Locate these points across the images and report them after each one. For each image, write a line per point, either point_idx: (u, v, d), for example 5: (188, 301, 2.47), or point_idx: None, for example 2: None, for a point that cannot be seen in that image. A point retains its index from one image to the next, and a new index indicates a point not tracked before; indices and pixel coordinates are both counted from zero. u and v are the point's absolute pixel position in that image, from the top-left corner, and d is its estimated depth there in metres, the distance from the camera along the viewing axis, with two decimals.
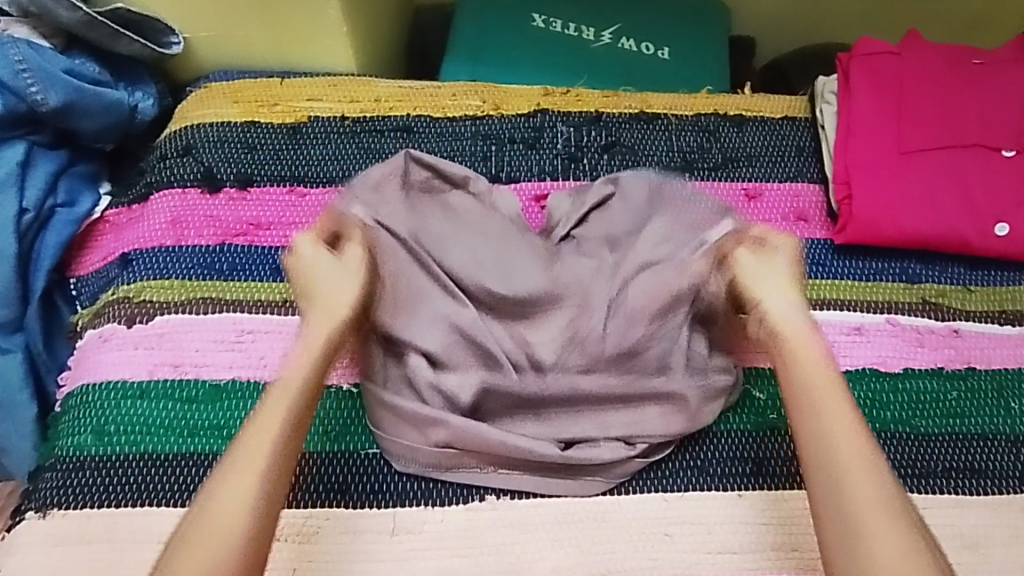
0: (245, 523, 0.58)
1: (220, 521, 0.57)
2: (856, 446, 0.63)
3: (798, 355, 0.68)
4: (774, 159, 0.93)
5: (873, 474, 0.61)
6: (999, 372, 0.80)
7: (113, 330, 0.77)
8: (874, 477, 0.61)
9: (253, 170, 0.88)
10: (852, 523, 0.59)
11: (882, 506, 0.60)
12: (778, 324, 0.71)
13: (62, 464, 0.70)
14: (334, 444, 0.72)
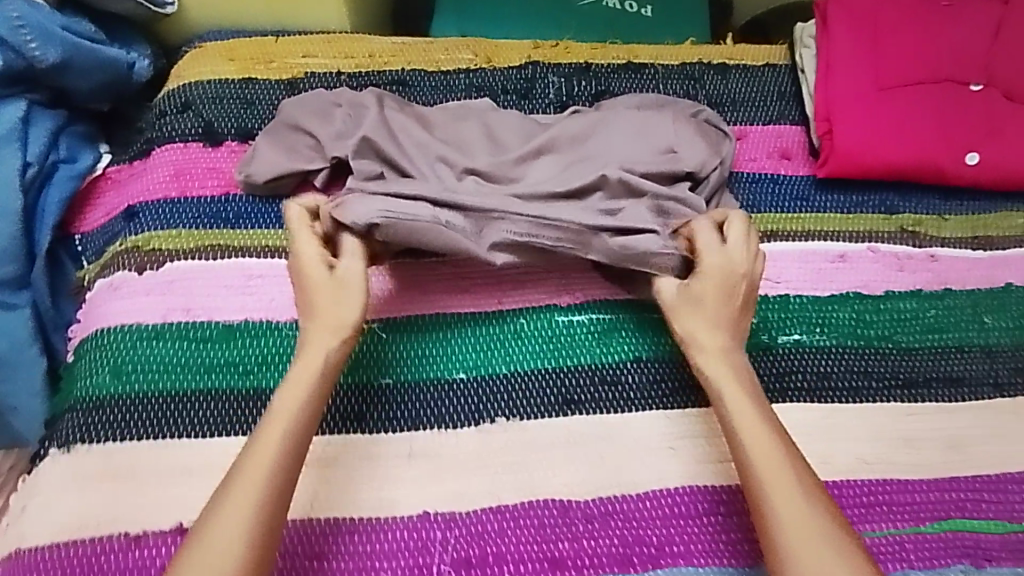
0: (257, 517, 0.58)
1: (237, 517, 0.57)
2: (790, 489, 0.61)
3: (726, 403, 0.67)
4: (757, 104, 0.97)
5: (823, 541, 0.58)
6: (974, 291, 0.85)
7: (123, 278, 0.78)
8: (822, 548, 0.57)
9: (252, 124, 0.89)
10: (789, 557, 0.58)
11: (832, 546, 0.57)
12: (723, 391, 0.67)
13: (82, 404, 0.71)
14: (349, 376, 0.75)
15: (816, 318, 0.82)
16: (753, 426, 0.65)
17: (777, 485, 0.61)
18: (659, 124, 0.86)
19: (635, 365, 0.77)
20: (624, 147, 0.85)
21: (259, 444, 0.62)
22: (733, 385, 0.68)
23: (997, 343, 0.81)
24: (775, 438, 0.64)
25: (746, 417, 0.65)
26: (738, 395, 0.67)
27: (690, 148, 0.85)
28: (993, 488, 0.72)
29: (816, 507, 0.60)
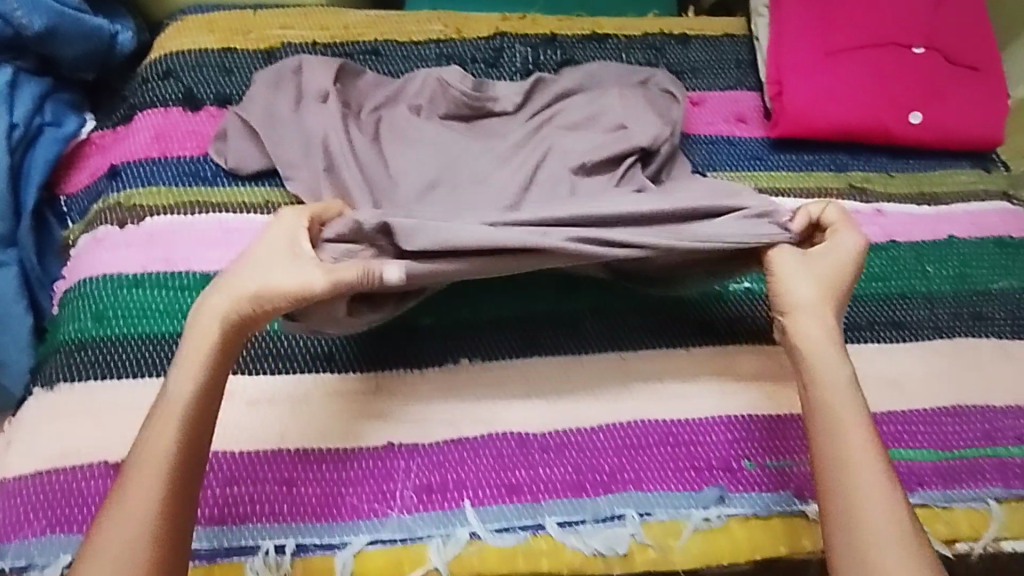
0: (161, 498, 0.57)
1: (135, 512, 0.57)
2: (864, 451, 0.62)
3: (817, 364, 0.66)
4: (715, 72, 1.02)
5: (886, 502, 0.60)
6: (918, 243, 0.89)
7: (106, 231, 0.82)
8: (885, 507, 0.60)
9: (231, 91, 0.94)
10: (851, 516, 0.60)
11: (895, 524, 0.59)
12: (806, 345, 0.67)
13: (65, 346, 0.75)
14: None
15: None
16: (835, 386, 0.65)
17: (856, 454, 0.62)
18: (609, 103, 0.91)
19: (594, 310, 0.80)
20: (578, 122, 0.90)
21: (150, 436, 0.60)
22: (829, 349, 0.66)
23: (939, 290, 0.86)
24: (855, 396, 0.65)
25: (832, 377, 0.65)
26: (832, 360, 0.66)
27: (638, 122, 0.89)
28: (929, 421, 0.76)
29: (883, 470, 0.62)
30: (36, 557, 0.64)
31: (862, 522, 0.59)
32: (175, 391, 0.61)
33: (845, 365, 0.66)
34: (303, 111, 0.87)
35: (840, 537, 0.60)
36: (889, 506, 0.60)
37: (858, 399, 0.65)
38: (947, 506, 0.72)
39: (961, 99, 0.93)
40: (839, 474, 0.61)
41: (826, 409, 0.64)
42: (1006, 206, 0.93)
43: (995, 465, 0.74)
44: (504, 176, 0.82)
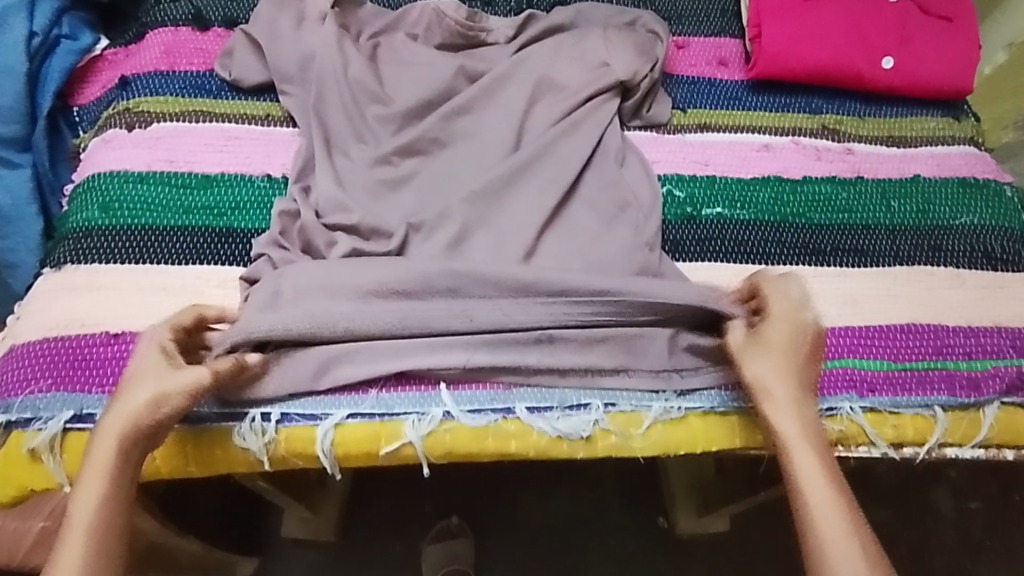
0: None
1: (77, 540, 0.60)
2: (819, 478, 0.65)
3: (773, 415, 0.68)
4: (701, 19, 1.06)
5: (845, 526, 0.63)
6: (883, 180, 0.94)
7: (115, 134, 0.87)
8: (842, 531, 0.62)
9: (238, 14, 0.98)
10: (816, 544, 0.62)
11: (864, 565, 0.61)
12: (757, 379, 0.69)
13: (72, 234, 0.80)
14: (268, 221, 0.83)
15: (736, 196, 0.91)
16: (787, 417, 0.68)
17: (820, 500, 0.64)
18: (587, 47, 0.94)
19: (573, 226, 0.84)
20: (560, 59, 0.93)
21: (79, 504, 0.61)
22: (785, 398, 0.68)
23: (901, 223, 0.90)
24: (810, 426, 0.68)
25: (778, 408, 0.68)
26: (785, 410, 0.68)
27: (621, 59, 0.93)
28: (883, 335, 0.81)
29: (839, 495, 0.64)
30: (41, 411, 0.69)
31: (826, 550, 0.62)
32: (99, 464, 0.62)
33: (803, 403, 0.68)
34: (304, 36, 0.92)
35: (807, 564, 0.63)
36: (849, 531, 0.62)
37: (816, 431, 0.68)
38: (895, 411, 0.77)
39: (932, 46, 0.97)
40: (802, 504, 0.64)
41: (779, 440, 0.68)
42: (971, 150, 0.97)
43: (943, 376, 0.78)
44: (493, 110, 0.89)
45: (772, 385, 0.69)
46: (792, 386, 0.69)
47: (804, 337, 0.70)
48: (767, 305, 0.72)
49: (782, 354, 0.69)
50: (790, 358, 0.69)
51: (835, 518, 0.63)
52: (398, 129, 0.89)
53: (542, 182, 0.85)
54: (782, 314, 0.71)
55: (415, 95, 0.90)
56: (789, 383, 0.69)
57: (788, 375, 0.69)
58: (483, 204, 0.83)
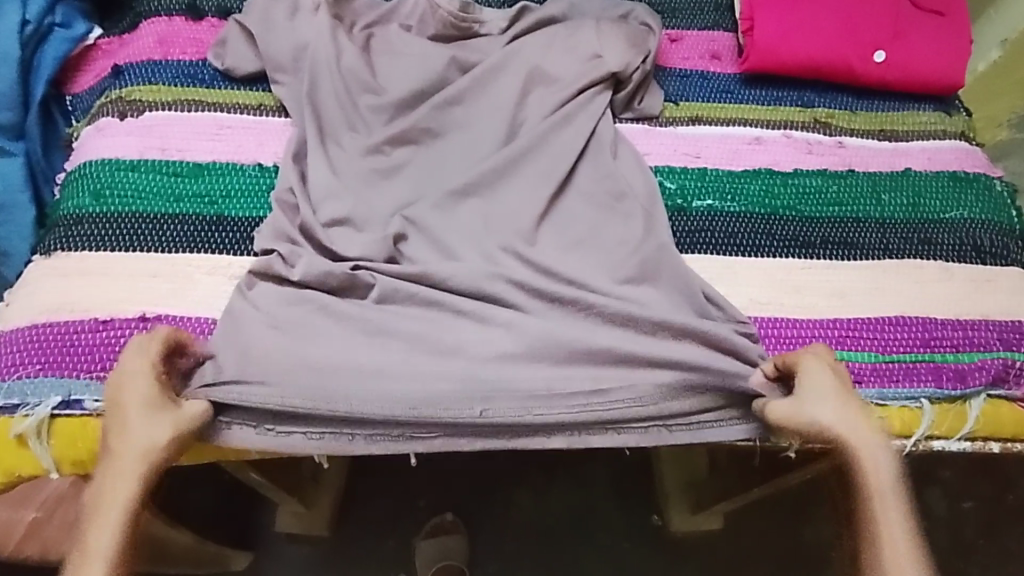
0: None
1: None
2: (897, 524, 0.66)
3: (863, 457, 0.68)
4: (695, 12, 1.06)
5: (922, 574, 0.64)
6: (874, 174, 0.94)
7: (107, 122, 0.88)
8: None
9: (232, 4, 0.99)
10: None
11: None
12: (838, 424, 0.69)
13: (64, 221, 0.80)
14: (259, 210, 0.83)
15: (727, 188, 0.91)
16: (875, 460, 0.68)
17: (897, 545, 0.65)
18: (580, 39, 0.93)
19: (564, 218, 0.84)
20: (553, 50, 0.93)
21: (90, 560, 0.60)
22: (873, 440, 0.69)
23: (891, 216, 0.90)
24: (893, 469, 0.68)
25: (867, 451, 0.68)
26: (875, 452, 0.68)
27: (613, 51, 0.93)
28: (871, 327, 0.81)
29: (913, 541, 0.66)
30: (29, 395, 0.69)
31: None
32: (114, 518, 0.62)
33: (888, 448, 0.69)
34: (296, 25, 0.92)
35: None
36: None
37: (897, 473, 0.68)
38: (882, 403, 0.77)
39: (924, 41, 0.97)
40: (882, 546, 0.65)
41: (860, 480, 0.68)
42: (962, 145, 0.97)
43: (930, 369, 0.78)
44: (485, 101, 0.90)
45: (852, 428, 0.69)
46: (873, 429, 0.69)
47: (842, 378, 0.71)
48: (800, 363, 0.71)
49: (846, 403, 0.69)
50: (860, 412, 0.69)
51: (910, 563, 0.65)
52: (389, 120, 0.89)
53: (533, 174, 0.85)
54: (818, 388, 0.70)
55: (407, 85, 0.90)
56: (873, 429, 0.69)
57: (869, 422, 0.69)
58: (473, 196, 0.83)
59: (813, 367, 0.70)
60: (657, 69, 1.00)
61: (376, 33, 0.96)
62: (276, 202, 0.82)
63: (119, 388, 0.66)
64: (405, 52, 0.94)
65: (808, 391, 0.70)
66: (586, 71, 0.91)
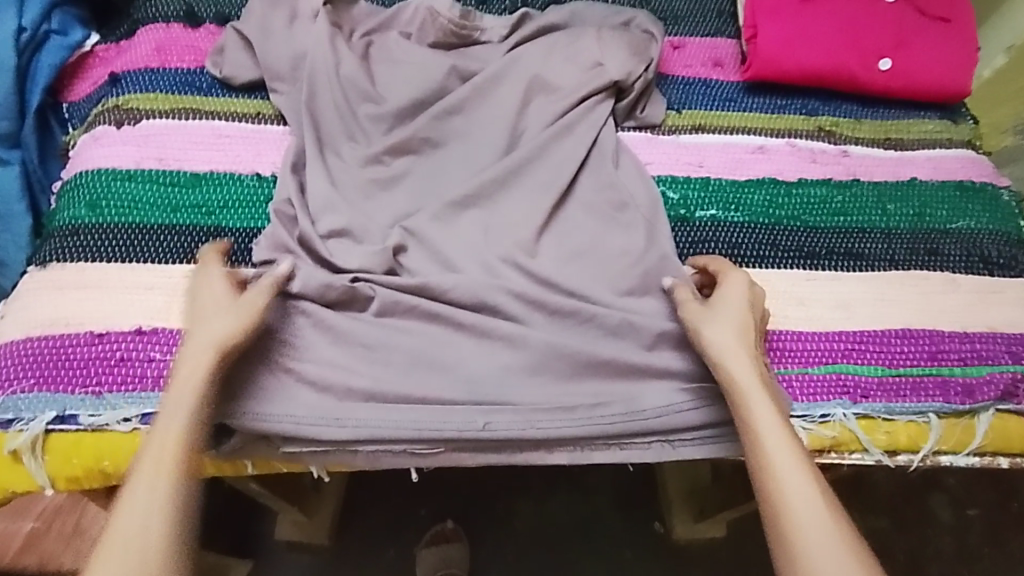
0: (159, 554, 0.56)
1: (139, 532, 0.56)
2: (776, 434, 0.64)
3: (743, 390, 0.67)
4: (697, 20, 1.05)
5: (809, 484, 0.61)
6: (879, 183, 0.93)
7: (104, 130, 0.87)
8: (805, 487, 0.61)
9: (231, 11, 0.98)
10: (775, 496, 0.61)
11: (827, 521, 0.59)
12: (719, 341, 0.70)
13: (59, 231, 0.79)
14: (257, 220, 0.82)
15: (731, 198, 0.90)
16: (743, 371, 0.68)
17: (779, 452, 0.63)
18: (582, 47, 0.93)
19: (564, 229, 0.83)
20: (554, 58, 0.92)
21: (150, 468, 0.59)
22: (747, 372, 0.67)
23: (897, 227, 0.89)
24: (763, 382, 0.67)
25: (739, 362, 0.68)
26: (755, 386, 0.67)
27: (615, 59, 0.92)
28: (878, 340, 0.80)
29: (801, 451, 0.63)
30: (23, 411, 0.68)
31: (790, 502, 0.60)
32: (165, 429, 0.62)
33: (759, 365, 0.69)
34: (295, 35, 0.92)
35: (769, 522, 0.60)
36: (811, 487, 0.61)
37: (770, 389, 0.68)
38: (889, 418, 0.76)
39: (929, 48, 0.96)
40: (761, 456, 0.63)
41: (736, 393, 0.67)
42: (968, 154, 0.96)
43: (938, 383, 0.77)
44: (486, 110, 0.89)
45: (725, 343, 0.69)
46: (751, 353, 0.69)
47: (756, 298, 0.74)
48: (724, 276, 0.76)
49: (740, 319, 0.71)
50: (750, 328, 0.71)
51: (795, 468, 0.62)
52: (389, 129, 0.88)
53: (534, 185, 0.84)
54: (729, 300, 0.73)
55: (407, 93, 0.89)
56: (744, 347, 0.69)
57: (749, 340, 0.70)
58: (474, 206, 0.82)
59: (731, 279, 0.75)
60: (659, 77, 0.99)
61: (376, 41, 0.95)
62: (276, 214, 0.81)
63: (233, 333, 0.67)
64: (405, 60, 0.93)
65: (721, 303, 0.73)
66: (588, 79, 0.90)
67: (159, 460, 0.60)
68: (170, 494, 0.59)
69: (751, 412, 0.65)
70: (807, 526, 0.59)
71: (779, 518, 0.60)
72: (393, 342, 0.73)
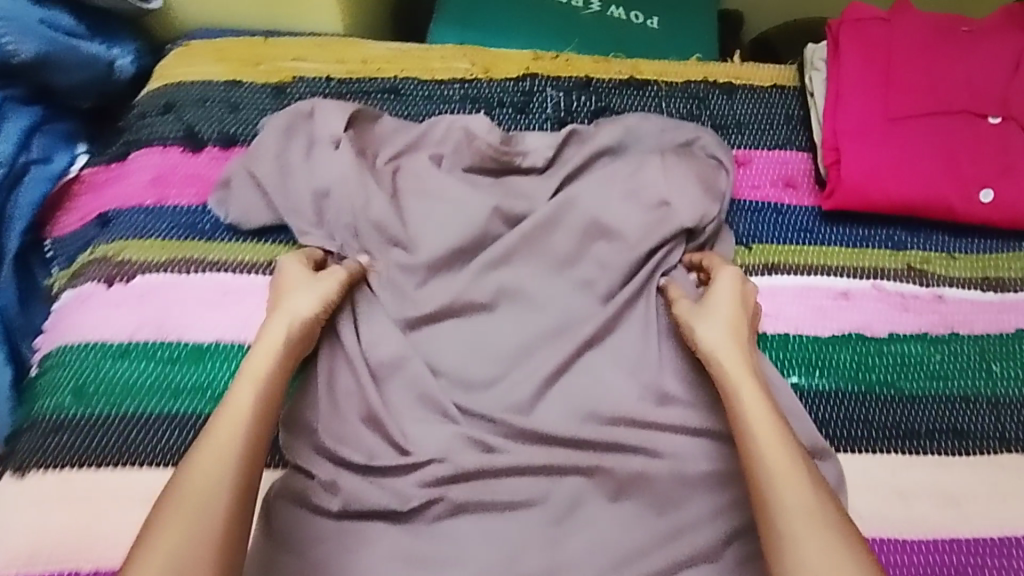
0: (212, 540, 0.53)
1: (191, 501, 0.54)
2: (772, 431, 0.60)
3: (734, 384, 0.64)
4: (764, 128, 0.93)
5: (805, 484, 0.56)
6: (981, 336, 0.81)
7: (91, 289, 0.75)
8: (803, 487, 0.56)
9: (235, 129, 0.85)
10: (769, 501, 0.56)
11: (818, 521, 0.54)
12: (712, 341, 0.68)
13: (40, 424, 0.68)
14: None
15: (814, 359, 0.78)
16: (738, 369, 0.65)
17: (772, 450, 0.58)
18: (642, 181, 0.81)
19: (633, 412, 0.70)
20: (611, 194, 0.80)
21: (206, 446, 0.57)
22: (742, 368, 0.65)
23: (1006, 394, 0.77)
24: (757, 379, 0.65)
25: (733, 361, 0.66)
26: (744, 377, 0.64)
27: (683, 197, 0.80)
28: (1000, 553, 0.68)
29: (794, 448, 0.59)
30: None
31: (783, 505, 0.55)
32: (238, 406, 0.60)
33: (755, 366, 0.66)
34: (314, 170, 0.80)
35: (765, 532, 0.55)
36: (808, 486, 0.56)
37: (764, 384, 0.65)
38: None
39: None
40: (755, 459, 0.58)
41: (729, 390, 0.64)
42: None
43: None
44: (533, 261, 0.77)
45: (722, 340, 0.68)
46: (744, 348, 0.67)
47: (748, 295, 0.73)
48: (715, 274, 0.74)
49: (733, 319, 0.70)
50: (742, 323, 0.70)
51: (789, 464, 0.58)
52: (422, 283, 0.76)
53: (593, 358, 0.73)
54: (723, 301, 0.71)
55: (444, 237, 0.77)
56: (739, 347, 0.67)
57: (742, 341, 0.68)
58: (524, 386, 0.71)
59: (723, 275, 0.73)
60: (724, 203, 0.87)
61: (403, 166, 0.82)
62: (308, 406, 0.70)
63: (309, 340, 0.69)
64: (438, 191, 0.80)
65: (714, 304, 0.71)
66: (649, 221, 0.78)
67: (225, 434, 0.58)
68: (229, 471, 0.56)
69: (734, 389, 0.64)
70: (801, 526, 0.54)
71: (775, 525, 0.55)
72: (438, 575, 0.62)
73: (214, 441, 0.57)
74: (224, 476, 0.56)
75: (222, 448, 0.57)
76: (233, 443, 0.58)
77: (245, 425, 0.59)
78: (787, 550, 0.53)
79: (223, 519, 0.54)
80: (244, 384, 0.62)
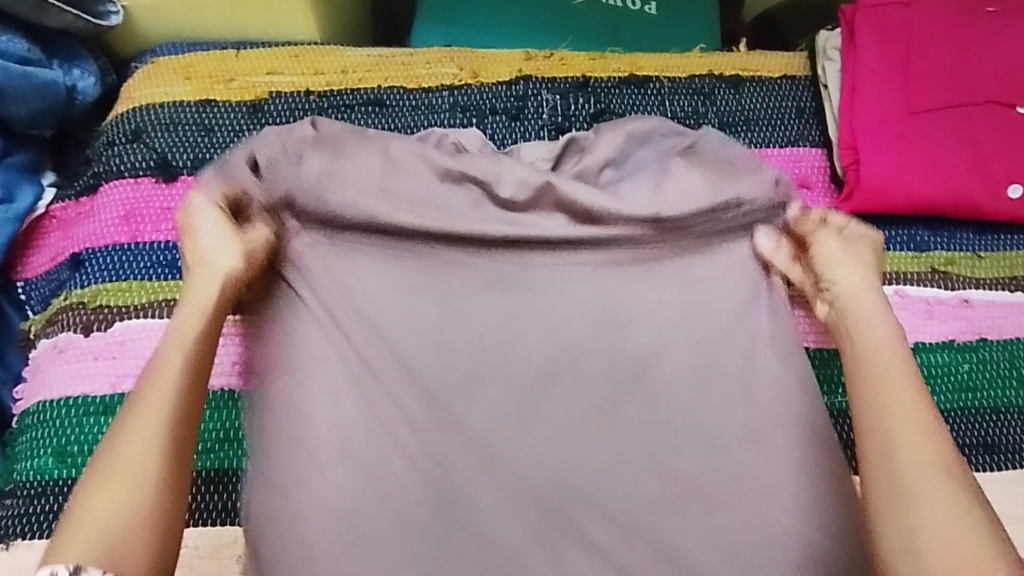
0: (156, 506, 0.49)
1: (126, 464, 0.50)
2: (902, 380, 0.57)
3: (862, 334, 0.61)
4: (775, 125, 0.87)
5: (928, 440, 0.53)
6: (1010, 341, 0.77)
7: (67, 339, 0.71)
8: (924, 442, 0.53)
9: (210, 154, 0.80)
10: (887, 449, 0.54)
11: (938, 475, 0.51)
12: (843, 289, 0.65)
13: (23, 490, 0.65)
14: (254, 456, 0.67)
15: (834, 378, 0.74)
16: (867, 318, 0.62)
17: (896, 399, 0.56)
18: None
19: None
20: None
21: (139, 404, 0.52)
22: (874, 316, 0.62)
23: None
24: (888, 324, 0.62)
25: (864, 311, 0.63)
26: (874, 315, 0.62)
27: None
28: None
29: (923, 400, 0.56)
30: None
31: (901, 457, 0.53)
32: (169, 362, 0.55)
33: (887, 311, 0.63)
34: None
35: (876, 479, 0.53)
36: (931, 442, 0.53)
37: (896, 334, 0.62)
38: None
39: None
40: (878, 407, 0.56)
41: (854, 338, 0.61)
42: None
43: None
44: None
45: (852, 286, 0.65)
46: (879, 296, 0.64)
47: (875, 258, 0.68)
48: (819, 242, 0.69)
49: (865, 267, 0.66)
50: (869, 269, 0.66)
51: (914, 415, 0.55)
52: None
53: None
54: (846, 250, 0.68)
55: None
56: (873, 293, 0.64)
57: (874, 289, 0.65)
58: None
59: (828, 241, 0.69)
60: None
61: None
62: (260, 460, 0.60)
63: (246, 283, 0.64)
64: None
65: (839, 254, 0.68)
66: None
67: (158, 389, 0.53)
68: (163, 433, 0.52)
69: (861, 335, 0.61)
70: (917, 478, 0.51)
71: (894, 472, 0.52)
72: None
73: (146, 404, 0.53)
74: (158, 436, 0.51)
75: (158, 408, 0.52)
76: (174, 406, 0.53)
77: (176, 386, 0.54)
78: (903, 498, 0.51)
79: (168, 489, 0.50)
80: (176, 334, 0.57)
